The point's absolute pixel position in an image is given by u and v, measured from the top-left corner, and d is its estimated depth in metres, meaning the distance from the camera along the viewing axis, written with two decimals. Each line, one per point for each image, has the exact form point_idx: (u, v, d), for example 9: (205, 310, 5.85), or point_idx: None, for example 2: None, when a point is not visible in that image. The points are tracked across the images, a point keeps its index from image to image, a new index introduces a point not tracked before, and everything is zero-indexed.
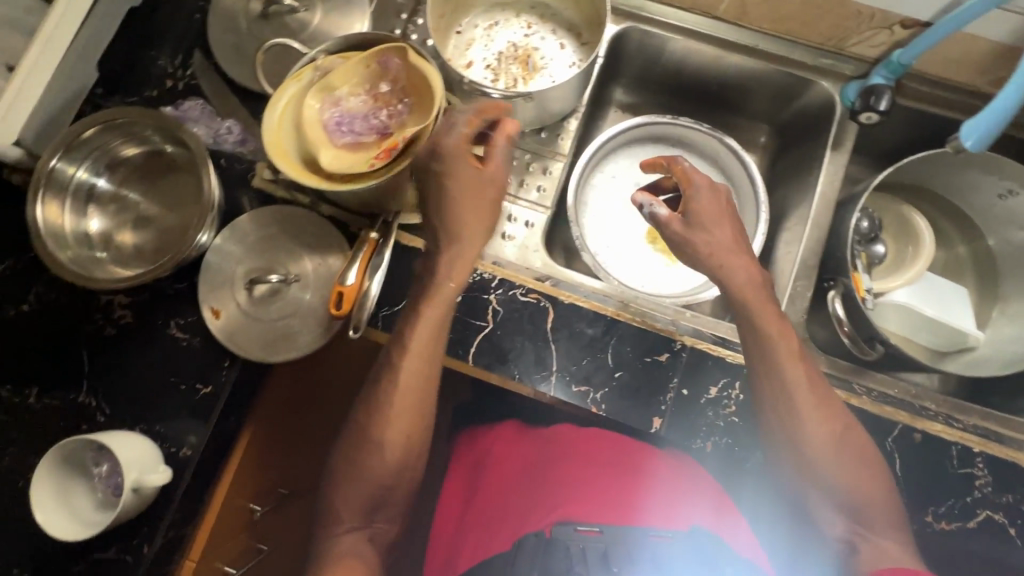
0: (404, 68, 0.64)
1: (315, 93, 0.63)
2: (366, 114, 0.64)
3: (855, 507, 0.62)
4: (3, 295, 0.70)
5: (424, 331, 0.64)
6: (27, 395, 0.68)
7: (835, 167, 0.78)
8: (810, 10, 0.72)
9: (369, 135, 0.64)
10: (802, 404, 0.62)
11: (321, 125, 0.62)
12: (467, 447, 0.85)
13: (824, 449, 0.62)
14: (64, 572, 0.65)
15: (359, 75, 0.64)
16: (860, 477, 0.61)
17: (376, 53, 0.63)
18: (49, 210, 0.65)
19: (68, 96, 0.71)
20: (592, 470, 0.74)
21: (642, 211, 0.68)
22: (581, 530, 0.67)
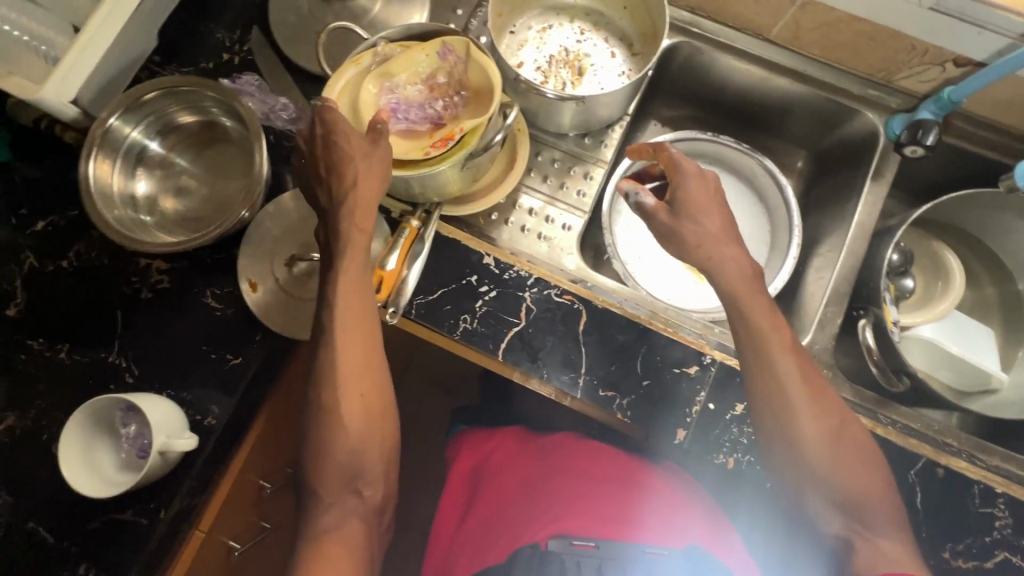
0: (464, 61, 0.64)
1: (373, 78, 0.64)
2: (422, 103, 0.64)
3: (853, 506, 0.60)
4: (44, 250, 0.71)
5: (350, 285, 0.62)
6: (58, 351, 0.69)
7: (874, 197, 0.78)
8: (864, 41, 0.73)
9: (423, 124, 0.64)
10: (796, 403, 0.61)
11: (376, 109, 0.63)
12: (470, 454, 0.88)
13: (818, 447, 0.61)
14: (79, 529, 0.65)
15: (418, 63, 0.64)
16: (857, 477, 0.60)
17: (437, 43, 0.64)
18: (101, 168, 0.66)
19: (128, 61, 0.72)
20: (585, 485, 0.75)
21: (628, 200, 0.69)
22: (577, 543, 0.68)
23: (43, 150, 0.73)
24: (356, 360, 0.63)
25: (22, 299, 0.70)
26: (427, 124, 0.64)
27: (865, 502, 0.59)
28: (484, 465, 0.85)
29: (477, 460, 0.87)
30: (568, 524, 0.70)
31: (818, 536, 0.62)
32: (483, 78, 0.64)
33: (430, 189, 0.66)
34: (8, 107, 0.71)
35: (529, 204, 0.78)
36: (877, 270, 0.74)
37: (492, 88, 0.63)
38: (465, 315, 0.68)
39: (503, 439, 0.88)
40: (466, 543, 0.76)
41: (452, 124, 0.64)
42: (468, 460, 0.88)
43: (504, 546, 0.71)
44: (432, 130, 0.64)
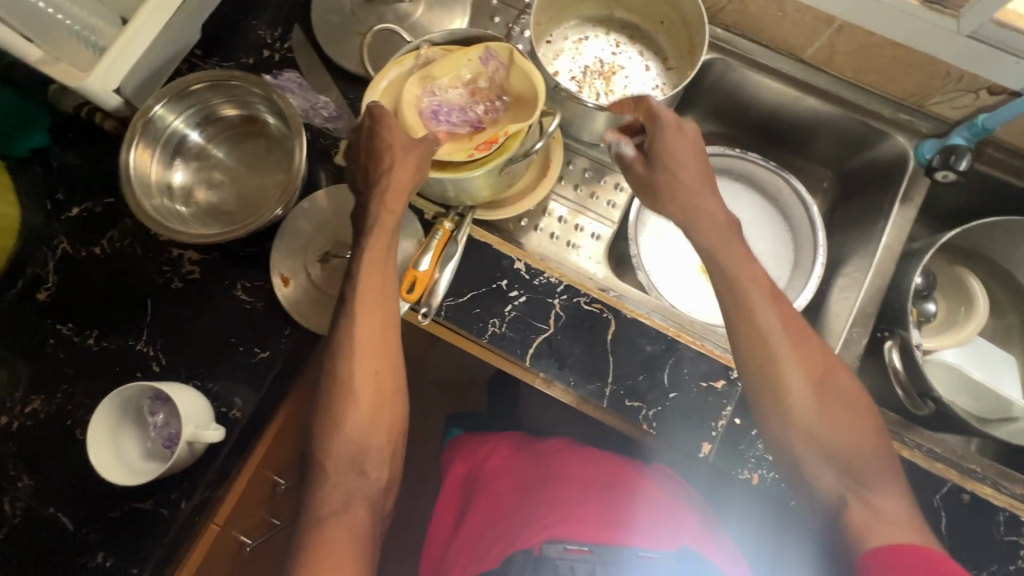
0: (507, 67, 0.65)
1: (415, 80, 0.65)
2: (464, 107, 0.65)
3: (847, 465, 0.57)
4: (78, 236, 0.72)
5: (371, 264, 0.64)
6: (87, 337, 0.69)
7: (902, 220, 0.79)
8: (899, 65, 0.74)
9: (463, 127, 0.65)
10: (784, 359, 0.60)
11: (418, 111, 0.64)
12: (465, 457, 0.90)
13: (806, 403, 0.59)
14: (99, 517, 0.65)
15: (461, 67, 0.65)
16: (849, 434, 0.58)
17: (480, 48, 0.65)
18: (141, 155, 0.67)
19: (172, 53, 0.73)
20: (576, 491, 0.76)
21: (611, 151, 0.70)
22: (570, 548, 0.68)
23: (83, 138, 0.74)
24: (370, 345, 0.64)
25: (53, 284, 0.70)
26: (467, 127, 0.65)
27: (859, 461, 0.57)
28: (478, 470, 0.87)
29: (473, 464, 0.89)
30: (561, 529, 0.70)
31: (813, 499, 0.58)
32: (527, 85, 0.65)
33: (466, 191, 0.67)
34: (50, 94, 0.71)
35: (559, 211, 0.79)
36: (904, 292, 0.74)
37: (535, 95, 0.64)
38: (493, 318, 0.69)
39: (497, 447, 0.89)
40: (459, 550, 0.76)
41: (493, 128, 0.65)
42: (462, 467, 0.89)
43: (499, 552, 0.71)
44: (471, 134, 0.65)
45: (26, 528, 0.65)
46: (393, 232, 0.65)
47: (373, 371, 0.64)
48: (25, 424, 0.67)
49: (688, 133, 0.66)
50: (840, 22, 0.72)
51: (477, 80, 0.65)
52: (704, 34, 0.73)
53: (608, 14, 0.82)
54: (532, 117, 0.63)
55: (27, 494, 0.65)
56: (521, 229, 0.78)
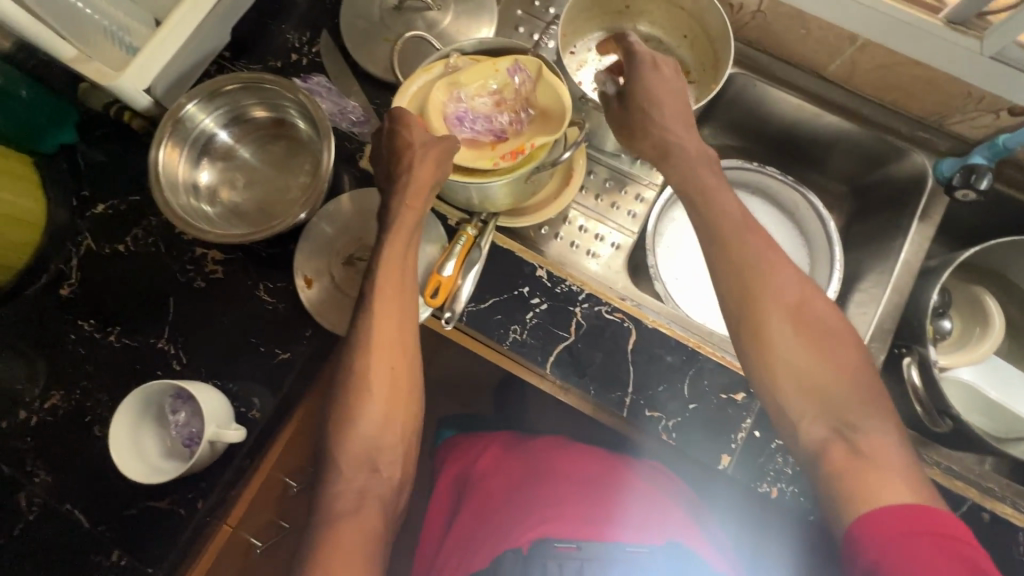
0: (535, 80, 0.66)
1: (442, 86, 0.65)
2: (488, 115, 0.65)
3: (835, 405, 0.54)
4: (103, 233, 0.72)
5: (395, 264, 0.64)
6: (108, 334, 0.69)
7: (921, 237, 0.79)
8: (919, 83, 0.75)
9: (486, 135, 0.65)
10: (768, 297, 0.58)
11: (443, 116, 0.65)
12: (458, 459, 0.92)
13: (791, 340, 0.57)
14: (115, 515, 0.65)
15: (489, 77, 0.66)
16: (837, 374, 0.55)
17: (510, 62, 0.66)
18: (169, 154, 0.67)
19: (201, 56, 0.73)
20: (565, 490, 0.76)
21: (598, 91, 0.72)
22: (559, 546, 0.67)
23: (110, 136, 0.75)
24: (388, 343, 0.63)
25: (75, 280, 0.71)
26: (490, 135, 0.65)
27: (846, 399, 0.54)
28: (469, 472, 0.87)
29: (465, 464, 0.90)
30: (550, 527, 0.70)
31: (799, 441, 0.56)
32: (553, 98, 0.65)
33: (492, 198, 0.67)
34: (79, 93, 0.73)
35: (580, 221, 0.79)
36: (922, 309, 0.75)
37: (562, 109, 0.64)
38: (515, 325, 0.69)
39: (491, 444, 0.90)
40: (449, 550, 0.77)
41: (518, 138, 0.65)
42: (456, 464, 0.91)
43: (488, 551, 0.70)
44: (493, 143, 0.65)
45: (41, 524, 0.65)
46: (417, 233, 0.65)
47: (387, 375, 0.64)
48: (44, 419, 0.67)
49: (668, 74, 0.67)
50: (863, 41, 0.73)
51: (503, 91, 0.66)
52: (729, 49, 0.73)
53: (631, 26, 0.83)
54: (558, 130, 0.63)
55: (44, 490, 0.65)
56: (541, 237, 0.78)
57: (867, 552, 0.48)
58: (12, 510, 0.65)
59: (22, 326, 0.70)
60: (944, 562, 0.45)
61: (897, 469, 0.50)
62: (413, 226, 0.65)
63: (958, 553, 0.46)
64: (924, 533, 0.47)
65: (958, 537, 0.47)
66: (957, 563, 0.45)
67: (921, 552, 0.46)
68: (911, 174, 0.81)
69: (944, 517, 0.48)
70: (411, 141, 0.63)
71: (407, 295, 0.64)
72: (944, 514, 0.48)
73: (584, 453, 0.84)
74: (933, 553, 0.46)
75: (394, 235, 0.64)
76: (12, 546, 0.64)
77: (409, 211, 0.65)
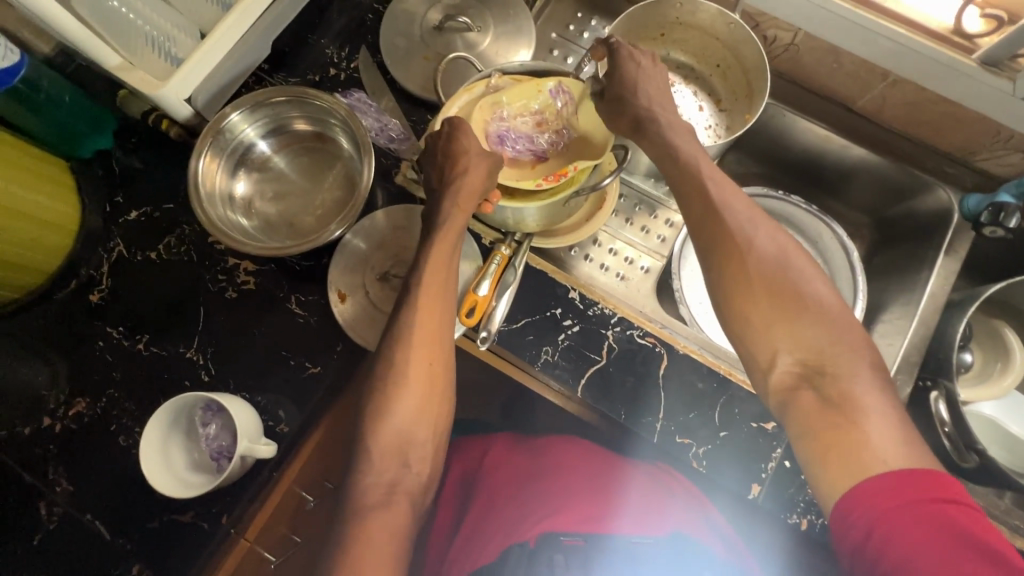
0: (579, 104, 0.67)
1: (484, 107, 0.66)
2: (530, 136, 0.67)
3: (811, 349, 0.52)
4: (137, 240, 0.72)
5: (433, 278, 0.63)
6: (137, 342, 0.69)
7: (947, 269, 0.79)
8: (948, 121, 0.77)
9: (526, 155, 0.67)
10: (740, 249, 0.57)
11: (485, 136, 0.66)
12: (462, 458, 0.86)
13: (756, 287, 0.55)
14: (137, 528, 0.64)
15: (535, 96, 0.66)
16: (809, 322, 0.53)
17: (557, 81, 0.66)
18: (208, 165, 0.68)
19: (241, 69, 0.74)
20: (567, 482, 0.76)
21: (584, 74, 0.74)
22: (565, 539, 0.70)
23: (146, 144, 0.75)
24: (422, 357, 0.61)
25: (105, 286, 0.70)
26: (530, 156, 0.67)
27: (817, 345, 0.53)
28: (478, 468, 0.83)
29: (471, 464, 0.85)
30: (556, 521, 0.71)
31: (772, 389, 0.54)
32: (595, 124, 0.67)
33: (530, 220, 0.67)
34: (118, 99, 0.73)
35: (610, 243, 0.80)
36: (949, 342, 0.75)
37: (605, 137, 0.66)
38: (547, 346, 0.69)
39: (492, 446, 0.85)
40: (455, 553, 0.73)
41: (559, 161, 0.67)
42: (459, 465, 0.86)
43: (496, 546, 0.71)
44: (533, 163, 0.67)
45: (62, 534, 0.63)
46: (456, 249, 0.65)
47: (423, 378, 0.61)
48: (67, 426, 0.66)
49: (644, 61, 0.68)
50: (894, 77, 0.74)
51: (546, 111, 0.67)
52: (766, 81, 0.75)
53: (664, 53, 0.84)
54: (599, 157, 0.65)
55: (66, 499, 0.64)
56: (570, 258, 0.79)
57: (854, 527, 0.46)
58: (32, 519, 0.64)
59: (49, 330, 0.69)
60: (932, 532, 0.43)
61: (876, 417, 0.48)
62: (456, 239, 0.65)
63: (950, 518, 0.43)
64: (911, 503, 0.44)
65: (947, 499, 0.44)
66: (947, 529, 0.43)
67: (907, 524, 0.44)
68: (936, 209, 0.82)
69: (928, 479, 0.45)
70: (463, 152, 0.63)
71: (445, 313, 0.63)
72: (932, 473, 0.45)
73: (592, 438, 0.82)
74: (920, 524, 0.43)
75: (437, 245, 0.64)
76: (31, 556, 0.63)
77: (449, 231, 0.65)
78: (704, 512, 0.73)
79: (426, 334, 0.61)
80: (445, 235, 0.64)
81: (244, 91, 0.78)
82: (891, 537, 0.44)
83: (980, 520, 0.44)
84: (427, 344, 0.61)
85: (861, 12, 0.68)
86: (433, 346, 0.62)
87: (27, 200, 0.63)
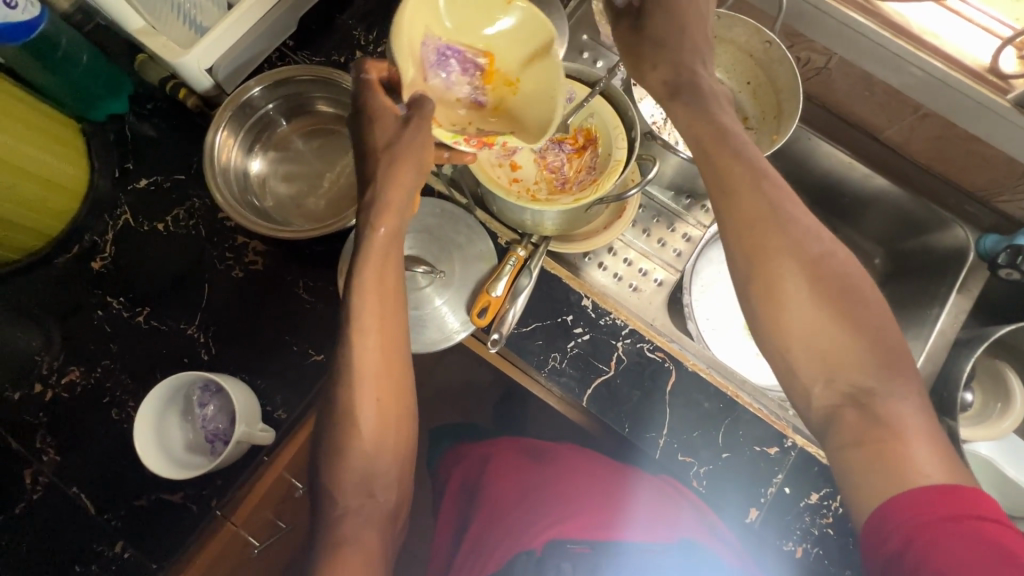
0: (530, 36, 0.57)
1: (427, 15, 0.55)
2: (468, 59, 0.58)
3: (835, 378, 0.49)
4: (145, 208, 0.70)
5: (370, 295, 0.55)
6: (138, 314, 0.67)
7: (958, 308, 0.79)
8: (974, 158, 0.77)
9: (460, 91, 0.58)
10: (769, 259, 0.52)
11: (420, 52, 0.55)
12: (467, 463, 0.89)
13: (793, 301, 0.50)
14: (124, 504, 0.62)
15: (492, 17, 0.57)
16: (845, 352, 0.49)
17: (528, 6, 0.56)
18: (225, 140, 0.66)
19: (267, 43, 0.72)
20: (577, 487, 0.77)
21: (520, 37, 0.57)
22: (573, 546, 0.70)
23: (162, 111, 0.73)
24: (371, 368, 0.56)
25: (109, 254, 0.69)
26: (464, 94, 0.58)
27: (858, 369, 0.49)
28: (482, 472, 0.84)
29: (473, 467, 0.88)
30: (565, 527, 0.72)
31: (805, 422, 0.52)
32: (602, 105, 0.64)
33: (548, 224, 0.67)
34: (136, 63, 0.70)
35: (625, 253, 0.79)
36: (955, 380, 0.75)
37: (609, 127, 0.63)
38: (555, 353, 0.69)
39: (493, 452, 0.86)
40: (462, 554, 0.76)
41: (493, 128, 0.59)
42: (458, 478, 0.89)
43: (502, 553, 0.72)
44: (466, 105, 0.59)
45: (46, 504, 0.62)
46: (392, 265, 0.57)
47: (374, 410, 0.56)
48: (59, 394, 0.65)
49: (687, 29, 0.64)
50: (925, 111, 0.74)
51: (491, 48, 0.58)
52: (798, 102, 0.74)
53: None
54: (537, 142, 0.57)
55: (52, 469, 0.63)
56: (583, 264, 0.77)
57: (891, 537, 0.45)
58: (16, 486, 0.62)
59: (47, 295, 0.67)
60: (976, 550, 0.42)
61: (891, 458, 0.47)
62: (385, 263, 0.57)
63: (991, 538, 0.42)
64: (953, 517, 0.43)
65: (987, 518, 0.43)
66: (989, 548, 0.42)
67: (949, 538, 0.43)
68: (952, 246, 0.82)
69: (972, 496, 0.44)
70: (374, 152, 0.57)
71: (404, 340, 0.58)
72: (975, 491, 0.44)
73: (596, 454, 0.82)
74: (962, 541, 0.42)
75: (400, 275, 0.58)
76: (13, 524, 0.61)
77: None
78: (713, 520, 0.69)
79: (378, 354, 0.56)
80: (379, 262, 0.56)
81: (267, 67, 0.75)
82: (932, 548, 0.43)
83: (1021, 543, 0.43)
84: (382, 385, 0.56)
85: (900, 42, 0.67)
86: (388, 387, 0.57)
87: (35, 159, 0.60)
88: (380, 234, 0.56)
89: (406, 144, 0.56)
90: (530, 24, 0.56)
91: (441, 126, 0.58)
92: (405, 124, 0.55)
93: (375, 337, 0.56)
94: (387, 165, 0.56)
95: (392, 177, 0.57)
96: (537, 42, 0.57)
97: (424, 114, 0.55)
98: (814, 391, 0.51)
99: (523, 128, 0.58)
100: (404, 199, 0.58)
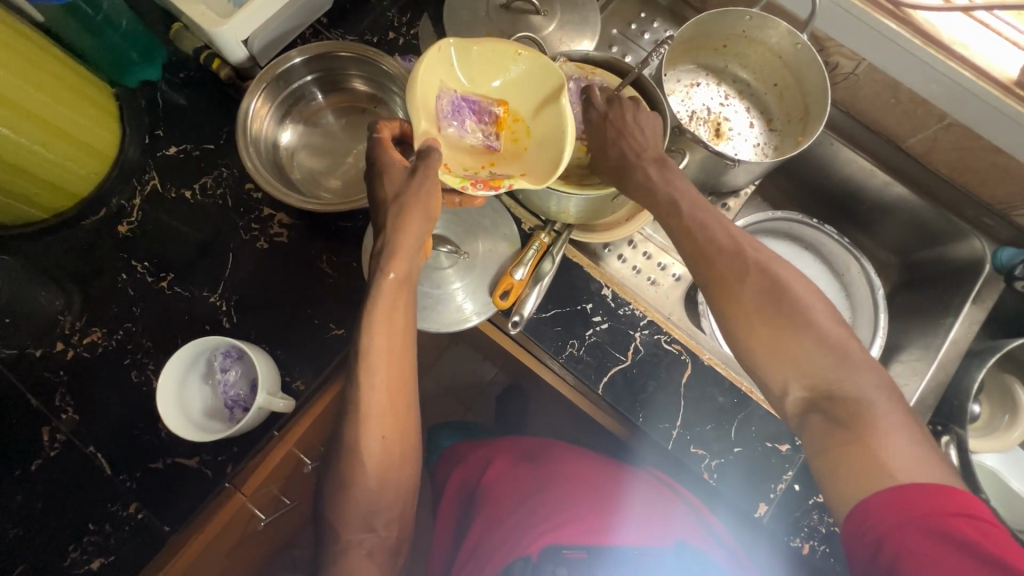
0: (539, 83, 0.59)
1: (442, 73, 0.58)
2: (482, 108, 0.59)
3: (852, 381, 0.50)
4: (175, 174, 0.71)
5: (384, 287, 0.56)
6: (162, 280, 0.67)
7: (971, 319, 0.80)
8: (997, 171, 0.77)
9: (474, 138, 0.59)
10: None
11: (436, 104, 0.57)
12: (472, 457, 0.89)
13: None
14: (140, 466, 0.63)
15: (503, 67, 0.59)
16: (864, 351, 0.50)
17: (533, 55, 0.58)
18: (259, 109, 0.67)
19: (301, 18, 0.72)
20: (573, 491, 0.76)
21: (532, 90, 0.59)
22: (568, 552, 0.70)
23: (193, 81, 0.73)
24: (381, 356, 0.56)
25: (136, 219, 0.69)
26: (479, 142, 0.59)
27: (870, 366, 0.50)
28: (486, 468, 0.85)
29: (477, 461, 0.88)
30: (560, 533, 0.71)
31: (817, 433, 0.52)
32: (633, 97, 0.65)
33: (573, 211, 0.66)
34: (171, 32, 0.71)
35: (644, 246, 0.79)
36: (966, 391, 0.76)
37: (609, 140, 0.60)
38: (573, 340, 0.69)
39: (494, 456, 0.86)
40: (467, 551, 0.76)
41: (505, 171, 0.58)
42: (463, 468, 0.89)
43: (500, 556, 0.71)
44: (481, 153, 0.59)
45: (62, 463, 0.62)
46: (405, 290, 0.58)
47: (379, 445, 0.57)
48: (80, 355, 0.65)
49: None
50: (950, 121, 0.75)
51: (504, 96, 0.60)
52: (825, 106, 0.74)
53: (722, 65, 0.84)
54: (544, 182, 0.56)
55: (70, 428, 0.63)
56: (603, 254, 0.78)
57: (865, 535, 0.47)
58: (33, 444, 0.63)
59: (72, 257, 0.68)
60: (943, 546, 0.44)
61: (906, 462, 0.47)
62: (398, 308, 0.57)
63: (956, 533, 0.44)
64: (921, 516, 0.45)
65: (955, 514, 0.44)
66: (953, 542, 0.44)
67: (917, 538, 0.45)
68: (969, 258, 0.83)
69: (940, 492, 0.45)
70: (384, 204, 0.57)
71: (410, 331, 0.59)
72: (937, 487, 0.45)
73: (593, 457, 0.83)
74: (927, 537, 0.44)
75: (409, 317, 0.58)
76: (27, 481, 0.62)
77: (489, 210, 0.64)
78: (708, 517, 0.73)
79: (393, 353, 0.57)
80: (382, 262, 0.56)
81: (299, 42, 0.75)
82: (903, 548, 0.45)
83: (991, 537, 0.44)
84: (387, 424, 0.57)
85: (929, 50, 0.67)
86: (393, 424, 0.57)
87: (69, 120, 0.60)
88: (390, 280, 0.56)
89: (413, 194, 0.55)
90: (537, 75, 0.59)
91: (452, 172, 0.57)
92: (413, 174, 0.56)
93: (385, 370, 0.56)
94: (394, 216, 0.56)
95: (400, 226, 0.56)
96: (547, 92, 0.58)
97: (431, 164, 0.55)
98: (788, 397, 0.53)
99: (536, 168, 0.57)
100: (414, 246, 0.57)
